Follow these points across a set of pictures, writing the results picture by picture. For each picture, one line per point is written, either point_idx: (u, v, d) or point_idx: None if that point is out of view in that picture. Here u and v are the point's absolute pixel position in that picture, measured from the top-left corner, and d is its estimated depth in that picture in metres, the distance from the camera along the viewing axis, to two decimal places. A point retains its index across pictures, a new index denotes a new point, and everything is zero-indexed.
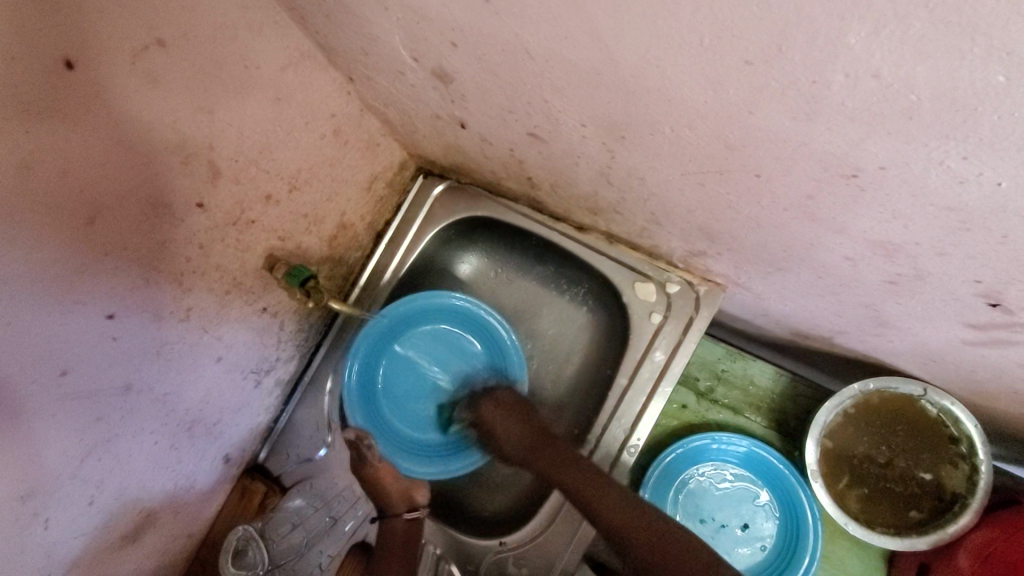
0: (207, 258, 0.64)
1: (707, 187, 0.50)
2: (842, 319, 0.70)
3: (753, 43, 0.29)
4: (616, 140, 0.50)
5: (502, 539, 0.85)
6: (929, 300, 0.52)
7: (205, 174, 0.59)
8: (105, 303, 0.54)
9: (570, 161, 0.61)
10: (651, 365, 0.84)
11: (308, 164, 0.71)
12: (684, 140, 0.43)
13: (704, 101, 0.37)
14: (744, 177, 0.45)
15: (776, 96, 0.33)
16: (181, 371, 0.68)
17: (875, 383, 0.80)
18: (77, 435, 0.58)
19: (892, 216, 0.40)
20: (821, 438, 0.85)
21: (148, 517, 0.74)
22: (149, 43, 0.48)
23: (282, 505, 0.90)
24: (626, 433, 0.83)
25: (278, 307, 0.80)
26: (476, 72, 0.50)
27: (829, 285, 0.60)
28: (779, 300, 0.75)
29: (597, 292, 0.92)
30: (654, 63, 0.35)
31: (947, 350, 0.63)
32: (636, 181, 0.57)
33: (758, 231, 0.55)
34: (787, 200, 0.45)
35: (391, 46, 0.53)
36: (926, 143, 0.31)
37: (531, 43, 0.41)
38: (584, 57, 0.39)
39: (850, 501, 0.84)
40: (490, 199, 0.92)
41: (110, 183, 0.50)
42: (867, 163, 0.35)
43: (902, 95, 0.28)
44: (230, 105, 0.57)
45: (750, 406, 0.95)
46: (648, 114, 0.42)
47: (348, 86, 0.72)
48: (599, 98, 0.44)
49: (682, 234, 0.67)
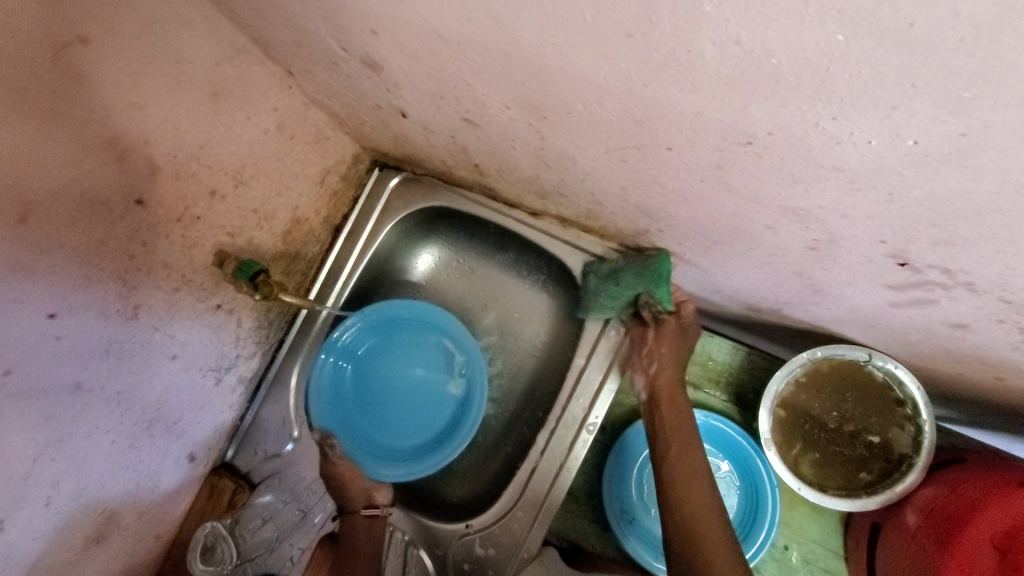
0: (153, 255, 0.64)
1: (630, 163, 0.52)
2: (783, 290, 0.72)
3: (627, 14, 0.31)
4: (539, 120, 0.51)
5: (469, 522, 0.87)
6: (849, 264, 0.54)
7: (143, 171, 0.59)
8: (45, 303, 0.55)
9: (507, 145, 0.62)
10: (607, 344, 0.86)
11: (254, 159, 0.72)
12: (598, 117, 0.45)
13: (603, 75, 0.38)
14: (658, 150, 0.46)
15: (661, 66, 0.34)
16: (134, 369, 0.69)
17: (822, 351, 0.83)
18: (26, 436, 0.58)
19: (793, 181, 0.42)
20: (774, 408, 0.87)
21: (111, 517, 0.74)
22: (71, 40, 0.48)
23: (252, 501, 0.91)
24: (585, 411, 0.85)
25: (234, 303, 0.80)
26: (402, 59, 0.51)
27: (762, 255, 0.62)
28: (724, 274, 0.77)
29: (555, 276, 0.94)
30: (550, 41, 0.37)
31: (878, 314, 0.65)
32: (569, 161, 0.59)
33: (686, 204, 0.56)
34: (701, 171, 0.47)
35: (319, 36, 0.54)
36: (798, 105, 0.32)
37: (441, 27, 0.42)
38: (488, 37, 0.40)
39: (803, 466, 0.86)
40: (446, 189, 0.94)
41: (40, 181, 0.50)
42: (756, 129, 0.37)
43: (764, 59, 0.29)
44: (163, 101, 0.58)
45: (709, 381, 0.97)
46: (560, 93, 0.44)
47: (289, 81, 0.72)
48: (514, 79, 0.45)
49: (624, 213, 0.69)
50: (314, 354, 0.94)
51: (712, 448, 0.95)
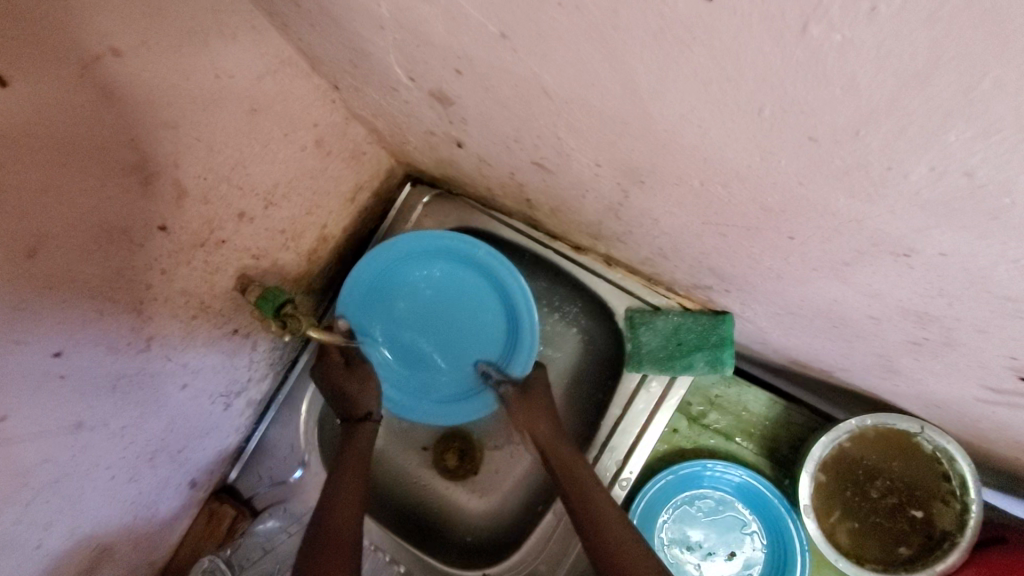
0: (171, 282, 0.57)
1: (729, 238, 0.46)
2: (848, 360, 0.68)
3: (825, 120, 0.26)
4: (633, 183, 0.45)
5: (486, 571, 0.81)
6: (952, 362, 0.49)
7: (169, 194, 0.52)
8: (50, 341, 0.48)
9: (576, 193, 0.56)
10: (647, 395, 0.80)
11: (287, 178, 0.65)
12: (714, 196, 0.39)
13: (749, 165, 0.33)
14: (774, 236, 0.41)
15: (837, 173, 0.29)
16: (141, 404, 0.62)
17: (872, 419, 0.79)
18: (18, 482, 0.52)
19: (938, 293, 0.37)
20: (815, 472, 0.83)
21: (104, 552, 0.68)
22: (102, 52, 0.41)
23: (252, 530, 0.85)
24: (619, 466, 0.79)
25: (252, 327, 0.73)
26: (483, 101, 0.44)
27: (845, 334, 0.57)
28: (783, 336, 0.72)
29: (591, 311, 0.87)
30: (695, 123, 0.31)
31: (955, 400, 0.61)
32: (649, 221, 0.53)
33: (777, 281, 0.51)
34: (820, 261, 0.41)
35: (385, 63, 0.47)
36: (1002, 242, 0.27)
37: (551, 84, 0.35)
38: (612, 105, 0.34)
39: (840, 536, 0.83)
40: (481, 212, 0.87)
41: (53, 210, 0.43)
42: (924, 246, 0.32)
43: (994, 197, 0.24)
44: (196, 119, 0.51)
45: (743, 432, 0.92)
46: (675, 167, 0.38)
47: (332, 94, 0.65)
48: (620, 144, 0.39)
49: (690, 270, 0.63)
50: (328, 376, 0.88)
51: (742, 504, 0.90)
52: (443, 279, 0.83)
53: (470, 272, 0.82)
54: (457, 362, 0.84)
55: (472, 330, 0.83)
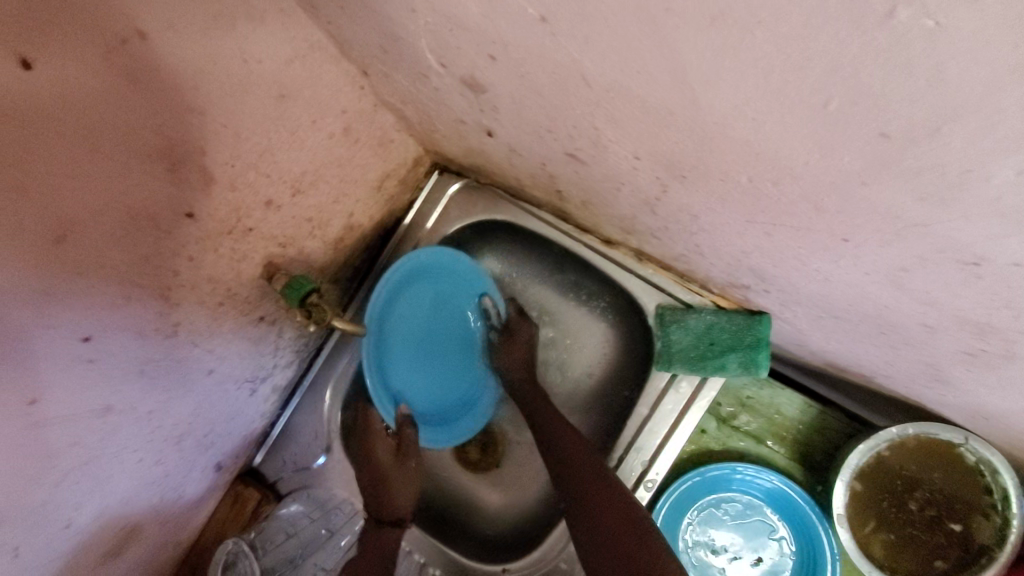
0: (198, 270, 0.57)
1: (774, 237, 0.43)
2: (892, 368, 0.64)
3: (901, 116, 0.23)
4: (673, 177, 0.43)
5: (505, 566, 0.80)
6: (1012, 377, 0.46)
7: (197, 182, 0.52)
8: (80, 326, 0.48)
9: (610, 186, 0.53)
10: (676, 395, 0.78)
11: (314, 166, 0.64)
12: (762, 193, 0.37)
13: (807, 162, 0.30)
14: (825, 238, 0.38)
15: (909, 173, 0.26)
16: (168, 389, 0.62)
17: (914, 428, 0.75)
18: (49, 463, 0.52)
19: (1006, 306, 0.34)
20: (851, 481, 0.80)
21: (132, 531, 0.69)
22: (128, 36, 0.41)
23: (276, 513, 0.86)
24: (644, 468, 0.77)
25: (277, 315, 0.73)
26: (516, 89, 0.42)
27: (892, 341, 0.54)
28: (823, 339, 0.69)
29: (620, 307, 0.85)
30: (749, 116, 0.28)
31: (1009, 416, 0.57)
32: (686, 217, 0.50)
33: (822, 284, 0.48)
34: (874, 266, 0.38)
35: (416, 48, 0.46)
36: None
37: (590, 71, 0.33)
38: (657, 94, 0.31)
39: (874, 547, 0.79)
40: (510, 203, 0.85)
41: (80, 197, 0.43)
42: (998, 256, 0.29)
43: None
44: (223, 105, 0.50)
45: (774, 435, 0.89)
46: (722, 162, 0.35)
47: (361, 80, 0.64)
48: (662, 136, 0.37)
49: (727, 268, 0.60)
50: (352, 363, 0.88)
51: (771, 509, 0.87)
52: (418, 305, 0.84)
53: (445, 285, 0.84)
54: (453, 377, 0.87)
55: (456, 343, 0.87)
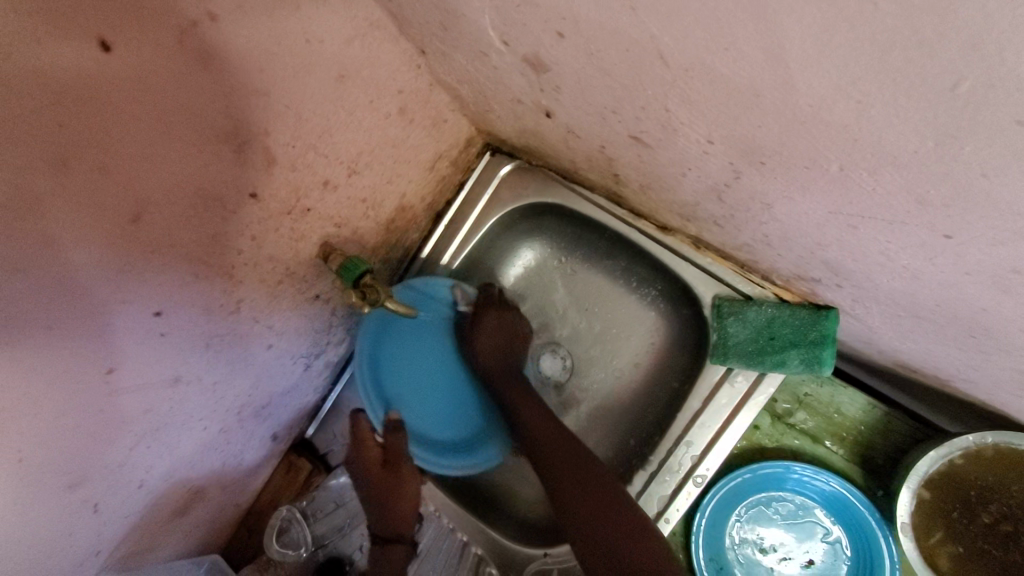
0: (260, 249, 0.58)
1: (860, 231, 0.40)
2: (977, 373, 0.59)
3: None
4: (749, 163, 0.40)
5: (547, 550, 0.81)
6: None
7: (260, 163, 0.52)
8: (152, 301, 0.50)
9: (676, 171, 0.51)
10: (730, 390, 0.75)
11: (370, 146, 0.64)
12: (855, 183, 0.33)
13: (914, 150, 0.27)
14: (924, 233, 0.35)
15: None
16: (231, 362, 0.65)
17: (993, 437, 0.70)
18: (125, 428, 0.56)
19: None
20: (918, 488, 0.75)
21: (197, 493, 0.73)
22: (199, 18, 0.41)
23: (327, 484, 0.89)
24: (694, 462, 0.75)
25: (331, 294, 0.75)
26: (582, 67, 0.40)
27: (984, 346, 0.49)
28: (898, 339, 0.64)
29: (674, 296, 0.82)
30: (855, 98, 0.26)
31: None
32: (758, 205, 0.47)
33: (910, 282, 0.44)
34: (978, 266, 0.35)
35: (478, 25, 0.44)
36: None
37: (670, 49, 0.31)
38: (746, 74, 0.29)
39: (940, 559, 0.74)
40: (563, 186, 0.83)
41: (154, 177, 0.44)
42: None
43: None
44: (286, 86, 0.50)
45: (832, 435, 0.85)
46: (812, 150, 0.33)
47: (418, 59, 0.63)
48: (744, 120, 0.34)
49: (797, 260, 0.57)
50: None
51: (824, 511, 0.84)
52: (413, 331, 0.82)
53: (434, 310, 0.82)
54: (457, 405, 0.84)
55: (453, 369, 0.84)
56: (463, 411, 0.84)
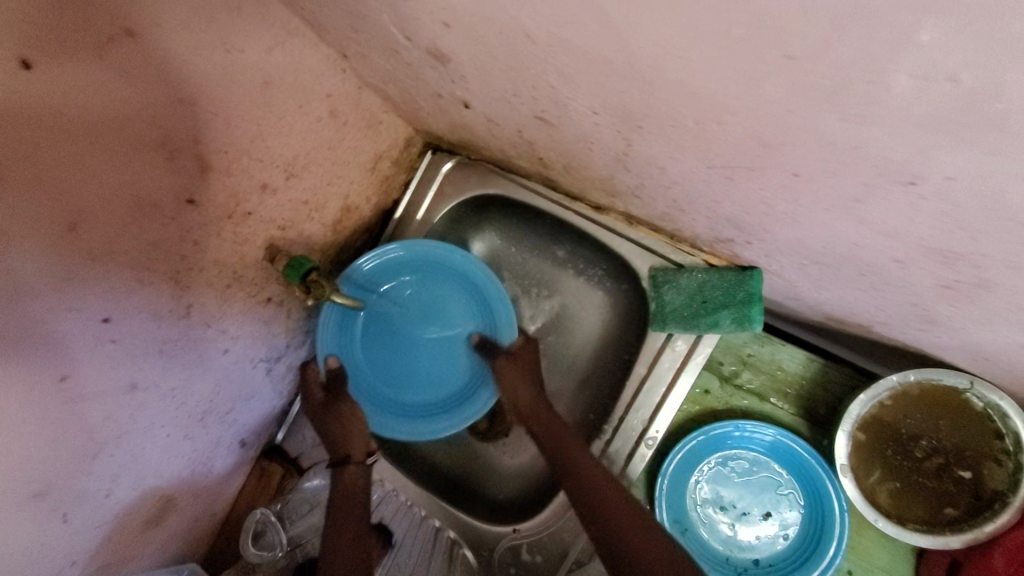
0: (205, 253, 0.61)
1: (735, 181, 0.44)
2: (884, 313, 0.64)
3: (798, 38, 0.24)
4: (631, 128, 0.44)
5: (516, 526, 0.84)
6: (990, 308, 0.46)
7: (193, 169, 0.55)
8: (100, 307, 0.53)
9: (582, 146, 0.55)
10: (672, 354, 0.79)
11: (305, 149, 0.67)
12: (710, 134, 0.38)
13: (734, 97, 0.31)
14: (779, 175, 0.39)
15: (824, 96, 0.27)
16: (187, 367, 0.67)
17: (915, 375, 0.75)
18: (86, 435, 0.57)
19: (956, 226, 0.34)
20: (853, 431, 0.80)
21: (168, 502, 0.74)
22: (116, 34, 0.45)
23: (299, 486, 0.91)
24: (644, 425, 0.80)
25: (284, 297, 0.77)
26: (474, 54, 0.44)
27: (874, 282, 0.54)
28: (814, 289, 0.69)
29: (615, 272, 0.86)
30: (675, 54, 0.30)
31: (1004, 351, 0.57)
32: (655, 170, 0.52)
33: (793, 227, 0.49)
34: (829, 201, 0.39)
35: (381, 23, 0.48)
36: (1010, 157, 0.25)
37: (531, 27, 0.35)
38: (592, 43, 0.33)
39: (880, 497, 0.79)
40: (502, 177, 0.87)
41: (88, 187, 0.47)
42: (931, 171, 0.29)
43: (985, 102, 0.22)
44: (212, 95, 0.54)
45: (776, 391, 0.90)
46: (669, 108, 0.37)
47: (342, 64, 0.66)
48: (611, 87, 0.38)
49: (708, 222, 0.61)
50: None
51: (776, 464, 0.88)
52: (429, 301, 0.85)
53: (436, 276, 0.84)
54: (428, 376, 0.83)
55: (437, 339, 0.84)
56: (433, 395, 0.83)
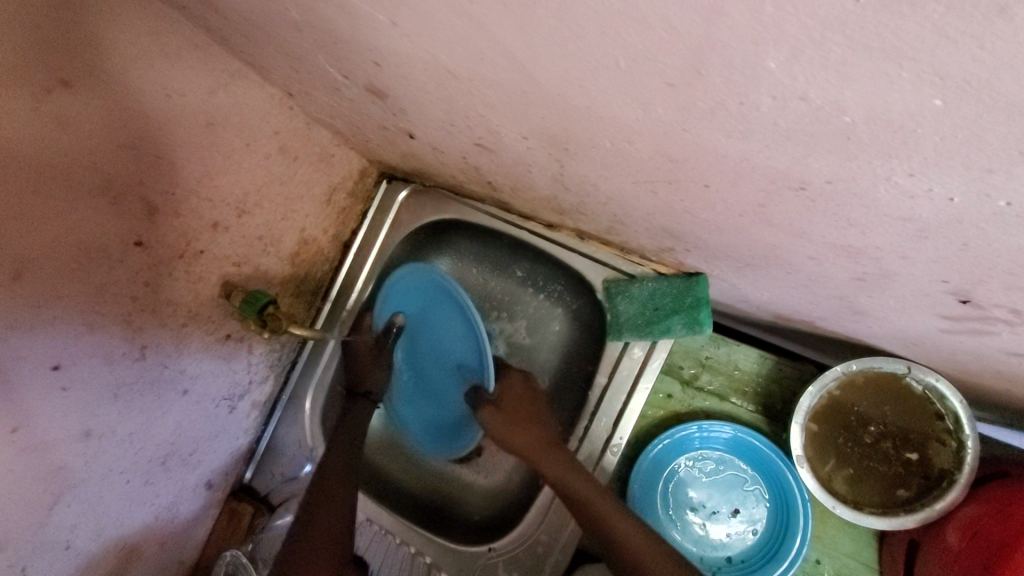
0: (157, 294, 0.61)
1: (660, 194, 0.48)
2: (819, 308, 0.68)
3: (671, 67, 0.27)
4: (560, 151, 0.47)
5: (491, 545, 0.84)
6: (900, 295, 0.50)
7: (139, 211, 0.56)
8: (48, 355, 0.52)
9: (522, 169, 0.58)
10: (630, 361, 0.82)
11: (255, 186, 0.69)
12: (627, 154, 0.41)
13: (636, 119, 0.34)
14: (693, 187, 0.42)
15: (708, 116, 0.30)
16: (145, 410, 0.66)
17: (857, 365, 0.79)
18: (39, 487, 0.56)
19: (849, 224, 0.38)
20: (806, 423, 0.84)
21: (132, 552, 0.72)
22: (52, 85, 0.46)
23: (271, 524, 0.89)
24: (609, 433, 0.82)
25: (244, 332, 0.77)
26: (407, 89, 0.47)
27: (801, 279, 0.57)
28: (756, 290, 0.72)
29: (573, 287, 0.89)
30: (576, 84, 0.33)
31: (927, 336, 0.61)
32: (590, 187, 0.55)
33: (720, 232, 0.52)
34: (741, 208, 0.43)
35: (318, 64, 0.50)
36: (868, 160, 0.28)
37: (451, 64, 0.38)
38: (505, 76, 0.36)
39: (837, 484, 0.83)
40: (457, 201, 0.89)
41: (30, 235, 0.48)
42: (813, 176, 0.33)
43: (835, 116, 0.26)
44: (154, 138, 0.55)
45: (735, 391, 0.93)
46: (585, 131, 0.40)
47: (288, 101, 0.68)
48: (532, 114, 0.41)
49: (649, 233, 0.65)
50: (327, 374, 0.91)
51: (739, 461, 0.91)
52: (445, 332, 0.89)
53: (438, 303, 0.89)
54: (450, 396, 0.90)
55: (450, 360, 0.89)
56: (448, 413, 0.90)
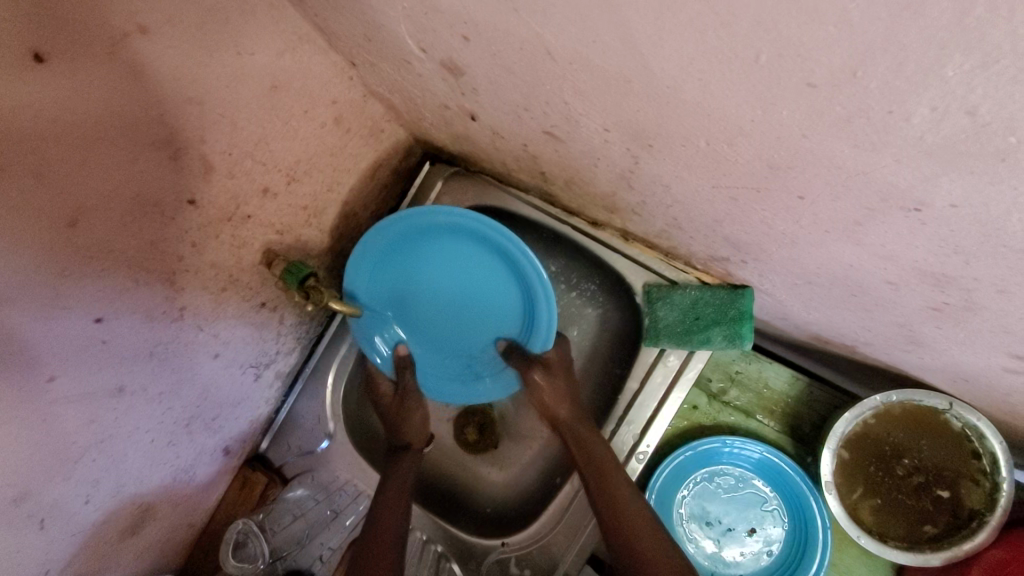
0: (202, 255, 0.60)
1: (740, 202, 0.46)
2: (870, 333, 0.66)
3: (822, 64, 0.25)
4: (641, 147, 0.45)
5: (505, 540, 0.83)
6: (976, 330, 0.48)
7: (197, 169, 0.55)
8: (92, 306, 0.51)
9: (588, 162, 0.56)
10: (664, 369, 0.81)
11: (308, 154, 0.67)
12: (722, 155, 0.39)
13: (751, 119, 0.32)
14: (784, 197, 0.40)
15: (839, 122, 0.29)
16: (176, 370, 0.65)
17: (898, 396, 0.77)
18: (69, 438, 0.55)
19: (952, 251, 0.36)
20: (837, 448, 0.82)
21: (147, 511, 0.71)
22: (130, 31, 0.44)
23: (283, 496, 0.87)
24: (636, 439, 0.80)
25: (278, 301, 0.76)
26: (489, 67, 0.45)
27: (864, 302, 0.55)
28: (804, 309, 0.70)
29: (610, 288, 0.87)
30: (696, 76, 0.31)
31: (983, 373, 0.59)
32: (659, 188, 0.53)
33: (792, 247, 0.50)
34: (830, 223, 0.41)
35: (397, 34, 0.49)
36: (1014, 186, 0.26)
37: (553, 44, 0.36)
38: (614, 62, 0.34)
39: (863, 513, 0.81)
40: (499, 189, 0.87)
41: (91, 183, 0.46)
42: (935, 198, 0.31)
43: (999, 135, 0.24)
44: (219, 95, 0.53)
45: (763, 409, 0.92)
46: (682, 128, 0.38)
47: (349, 71, 0.67)
48: (627, 105, 0.39)
49: (706, 240, 0.63)
50: (351, 352, 0.90)
51: (762, 481, 0.90)
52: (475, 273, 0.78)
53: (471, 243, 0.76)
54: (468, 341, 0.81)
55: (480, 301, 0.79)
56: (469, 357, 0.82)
